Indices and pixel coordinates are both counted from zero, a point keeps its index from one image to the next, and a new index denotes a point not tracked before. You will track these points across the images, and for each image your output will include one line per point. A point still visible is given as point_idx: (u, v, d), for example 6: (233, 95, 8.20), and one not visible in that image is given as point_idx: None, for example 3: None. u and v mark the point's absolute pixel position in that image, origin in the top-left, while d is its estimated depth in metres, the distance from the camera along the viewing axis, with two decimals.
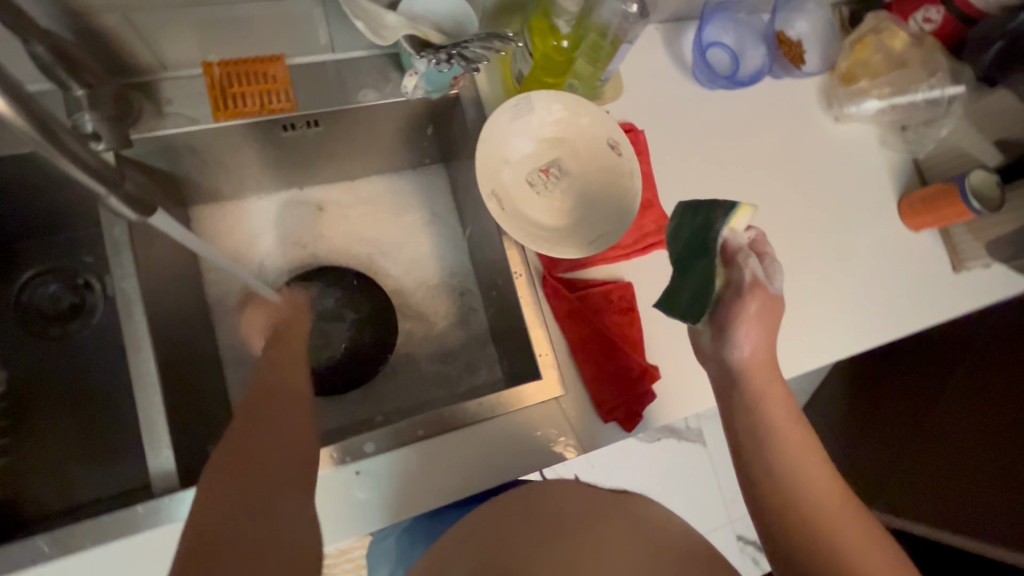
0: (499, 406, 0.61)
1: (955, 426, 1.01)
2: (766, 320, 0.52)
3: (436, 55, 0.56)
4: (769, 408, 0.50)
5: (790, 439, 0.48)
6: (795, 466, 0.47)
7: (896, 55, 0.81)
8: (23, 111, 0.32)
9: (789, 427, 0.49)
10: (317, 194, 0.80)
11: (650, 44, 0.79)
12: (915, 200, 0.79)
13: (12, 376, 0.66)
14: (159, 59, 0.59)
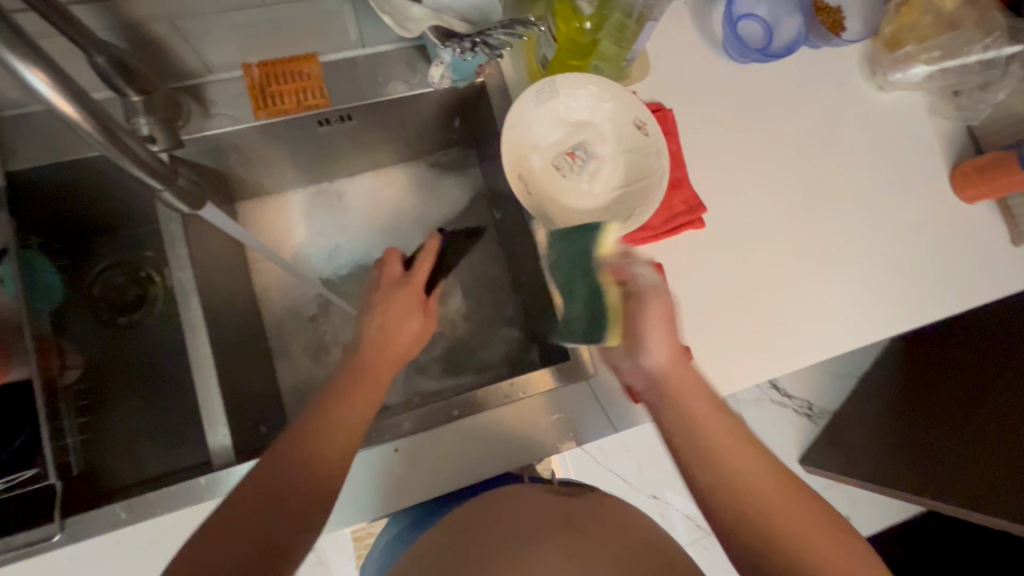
0: (530, 386, 0.63)
1: (1012, 408, 0.96)
2: (670, 321, 0.50)
3: (460, 44, 0.58)
4: (701, 413, 0.49)
5: (725, 445, 0.47)
6: (735, 471, 0.46)
7: (948, 15, 0.75)
8: (88, 114, 0.35)
9: (729, 437, 0.48)
10: (344, 185, 0.84)
11: (678, 20, 0.77)
12: (969, 169, 0.75)
13: (89, 361, 0.72)
14: (205, 64, 0.62)
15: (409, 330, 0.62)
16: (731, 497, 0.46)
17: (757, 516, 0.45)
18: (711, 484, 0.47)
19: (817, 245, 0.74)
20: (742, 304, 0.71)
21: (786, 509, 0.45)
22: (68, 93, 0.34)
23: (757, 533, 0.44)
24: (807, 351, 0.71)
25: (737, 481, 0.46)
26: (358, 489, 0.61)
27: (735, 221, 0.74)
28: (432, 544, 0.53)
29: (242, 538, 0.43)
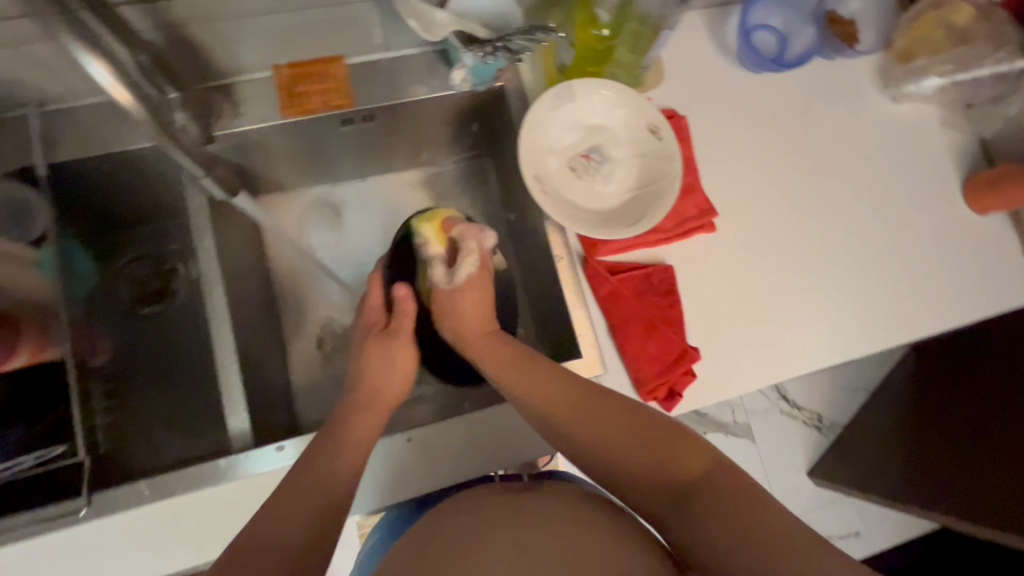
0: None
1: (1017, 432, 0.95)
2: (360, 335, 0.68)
3: (482, 48, 0.60)
4: (510, 372, 0.58)
5: (549, 400, 0.55)
6: (573, 418, 0.54)
7: (959, 29, 0.76)
8: None
9: (548, 386, 0.56)
10: (338, 196, 0.84)
11: (693, 30, 0.79)
12: (982, 182, 0.76)
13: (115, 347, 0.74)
14: (236, 64, 0.65)
15: (397, 381, 0.65)
16: (578, 431, 0.53)
17: (602, 447, 0.52)
18: (561, 431, 0.54)
19: (827, 253, 0.75)
20: (752, 309, 0.72)
21: (623, 428, 0.52)
22: None
23: (607, 458, 0.52)
24: (816, 357, 0.72)
25: (576, 432, 0.53)
26: (370, 477, 0.63)
27: (746, 227, 0.75)
28: (383, 526, 0.57)
29: (274, 549, 0.45)
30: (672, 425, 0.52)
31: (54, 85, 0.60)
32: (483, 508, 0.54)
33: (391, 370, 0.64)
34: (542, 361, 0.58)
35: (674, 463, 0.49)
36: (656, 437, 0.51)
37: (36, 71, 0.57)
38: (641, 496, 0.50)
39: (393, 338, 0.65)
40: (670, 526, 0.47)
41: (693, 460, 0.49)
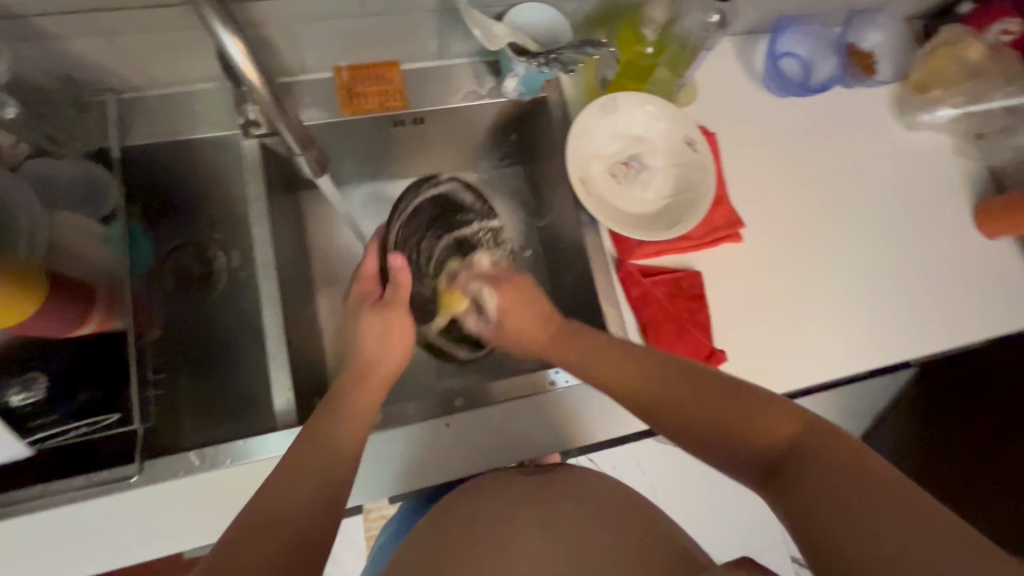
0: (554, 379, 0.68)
1: None
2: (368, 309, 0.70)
3: (535, 59, 0.64)
4: (585, 363, 0.62)
5: (632, 389, 0.58)
6: (657, 401, 0.56)
7: (970, 65, 0.82)
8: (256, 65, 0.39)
9: (626, 372, 0.59)
10: (398, 193, 0.89)
11: (722, 55, 0.84)
12: (992, 207, 0.80)
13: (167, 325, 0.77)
14: (301, 64, 0.70)
15: (393, 355, 0.67)
16: (659, 405, 0.55)
17: (686, 415, 0.53)
18: (638, 407, 0.57)
19: (846, 268, 0.79)
20: (773, 316, 0.75)
21: (707, 395, 0.53)
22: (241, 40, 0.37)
23: (696, 429, 0.53)
24: (835, 367, 0.75)
25: (666, 413, 0.55)
26: (406, 459, 0.65)
27: (769, 240, 0.79)
28: (426, 523, 0.57)
29: (274, 527, 0.45)
30: (734, 387, 0.52)
31: (132, 74, 0.64)
32: (506, 496, 0.57)
33: (389, 341, 0.68)
34: (592, 343, 0.63)
35: (758, 430, 0.49)
36: (741, 407, 0.51)
37: (120, 60, 0.62)
38: (746, 467, 0.50)
39: (387, 309, 0.69)
40: (771, 490, 0.47)
41: (782, 425, 0.48)
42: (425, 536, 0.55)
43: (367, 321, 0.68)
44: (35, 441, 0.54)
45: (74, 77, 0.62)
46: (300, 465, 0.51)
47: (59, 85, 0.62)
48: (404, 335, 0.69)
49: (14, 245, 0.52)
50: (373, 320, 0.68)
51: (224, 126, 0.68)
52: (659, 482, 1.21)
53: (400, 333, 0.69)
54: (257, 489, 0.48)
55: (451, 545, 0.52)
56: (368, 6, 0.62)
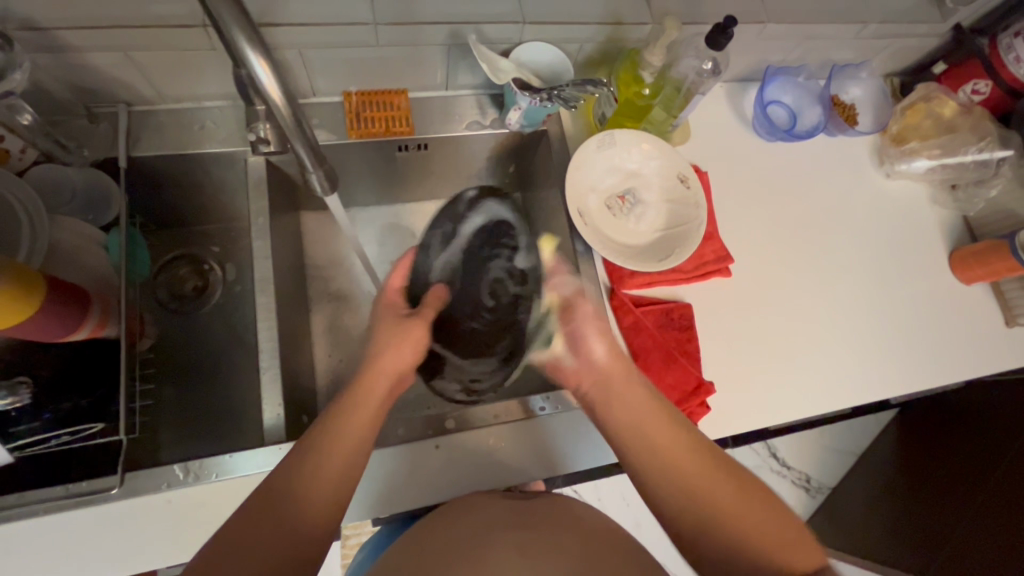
0: (538, 406, 0.69)
1: (995, 501, 1.01)
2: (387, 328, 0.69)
3: (539, 94, 0.68)
4: (645, 426, 0.59)
5: (673, 454, 0.56)
6: (684, 484, 0.55)
7: (945, 121, 0.87)
8: (281, 85, 0.40)
9: (671, 443, 0.57)
10: (406, 218, 0.91)
11: (715, 100, 0.88)
12: (966, 254, 0.84)
13: (160, 333, 0.76)
14: (312, 87, 0.72)
15: (407, 358, 0.66)
16: (676, 489, 0.55)
17: (705, 511, 0.53)
18: (660, 489, 0.56)
19: (830, 307, 0.82)
20: (760, 350, 0.77)
21: (743, 502, 0.53)
22: (269, 63, 0.38)
23: (717, 534, 0.52)
24: (818, 402, 0.77)
25: (677, 495, 0.55)
26: (395, 480, 0.65)
27: (757, 277, 0.81)
28: (427, 522, 0.60)
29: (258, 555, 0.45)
30: (763, 492, 0.54)
31: (146, 89, 0.66)
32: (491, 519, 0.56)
33: (397, 342, 0.66)
34: (666, 407, 0.60)
35: (784, 553, 0.50)
36: (773, 527, 0.52)
37: (137, 75, 0.63)
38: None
39: (410, 317, 0.69)
40: None
41: (811, 557, 0.50)
42: (403, 561, 0.54)
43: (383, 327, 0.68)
44: (15, 450, 0.53)
45: (89, 89, 0.64)
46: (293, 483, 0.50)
47: (74, 95, 0.64)
48: (417, 345, 0.67)
49: (14, 254, 0.53)
50: (391, 330, 0.67)
51: (233, 142, 0.69)
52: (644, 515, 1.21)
53: (415, 338, 0.67)
54: (237, 512, 0.47)
55: (439, 541, 0.55)
56: (382, 36, 0.65)
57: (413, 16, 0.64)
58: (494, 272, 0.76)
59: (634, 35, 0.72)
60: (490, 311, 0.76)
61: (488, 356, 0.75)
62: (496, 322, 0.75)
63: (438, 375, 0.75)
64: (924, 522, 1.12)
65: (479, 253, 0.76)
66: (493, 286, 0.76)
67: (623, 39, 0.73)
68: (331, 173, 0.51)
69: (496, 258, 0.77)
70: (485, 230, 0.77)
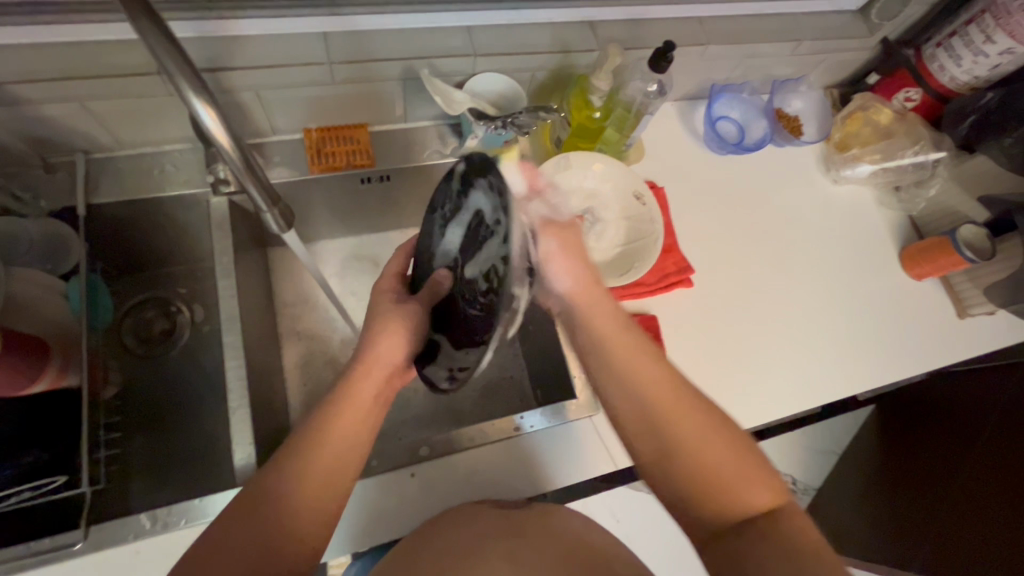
0: (528, 424, 0.70)
1: (969, 491, 1.03)
2: (390, 325, 0.60)
3: (494, 122, 0.71)
4: (622, 361, 0.56)
5: (645, 378, 0.55)
6: (659, 406, 0.54)
7: (883, 128, 0.92)
8: (231, 131, 0.41)
9: (649, 374, 0.55)
10: (376, 249, 0.92)
11: (667, 119, 0.92)
12: (914, 252, 0.88)
13: (124, 380, 0.75)
14: (272, 126, 0.73)
15: (396, 345, 0.60)
16: (649, 413, 0.54)
17: (670, 444, 0.53)
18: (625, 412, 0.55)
19: (789, 312, 0.85)
20: (723, 358, 0.80)
21: (714, 438, 0.53)
22: (218, 114, 0.39)
23: (676, 466, 0.53)
24: (785, 403, 0.79)
25: (646, 416, 0.54)
26: (371, 512, 0.65)
27: (716, 286, 0.84)
28: (419, 530, 0.61)
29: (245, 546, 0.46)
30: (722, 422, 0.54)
31: (102, 136, 0.66)
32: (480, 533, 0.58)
33: (390, 329, 0.60)
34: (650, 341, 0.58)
35: (737, 501, 0.51)
36: (733, 461, 0.52)
37: (95, 125, 0.64)
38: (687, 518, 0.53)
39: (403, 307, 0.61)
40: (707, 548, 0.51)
41: (763, 495, 0.51)
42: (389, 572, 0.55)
43: (376, 315, 0.61)
44: None
45: (46, 140, 0.64)
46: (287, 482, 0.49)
47: (29, 146, 0.64)
48: (409, 338, 0.60)
49: None
50: (377, 321, 0.61)
51: (194, 184, 0.70)
52: None
53: (410, 326, 0.61)
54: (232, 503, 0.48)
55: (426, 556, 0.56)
56: (337, 74, 0.67)
57: (366, 54, 0.66)
58: (483, 259, 0.51)
59: (581, 62, 0.76)
60: (486, 297, 0.52)
61: (479, 344, 0.52)
62: (489, 310, 0.51)
63: (431, 361, 0.61)
64: (908, 514, 1.14)
65: (478, 238, 0.53)
66: (489, 267, 0.51)
67: (572, 67, 0.76)
68: (287, 211, 0.52)
69: (489, 241, 0.51)
70: (472, 218, 0.53)
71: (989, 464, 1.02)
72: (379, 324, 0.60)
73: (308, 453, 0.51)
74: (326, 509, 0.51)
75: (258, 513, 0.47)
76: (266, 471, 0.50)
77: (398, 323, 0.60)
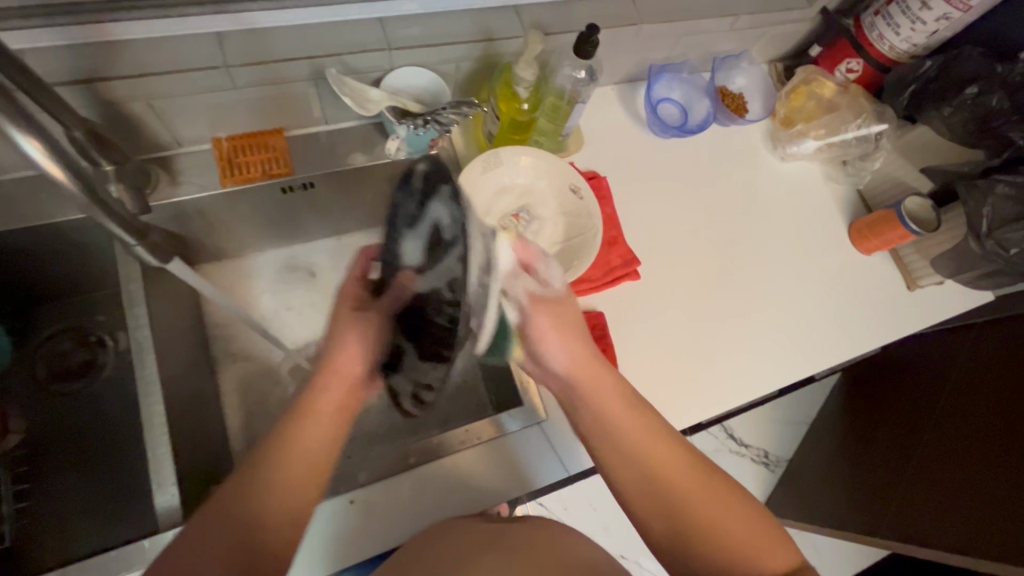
0: (477, 435, 0.69)
1: (930, 455, 1.04)
2: (363, 330, 0.60)
3: (414, 121, 0.66)
4: (627, 440, 0.57)
5: (646, 451, 0.56)
6: (660, 480, 0.55)
7: (827, 101, 0.90)
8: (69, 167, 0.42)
9: (652, 445, 0.56)
10: (312, 260, 0.87)
11: (607, 104, 0.89)
12: (862, 226, 0.87)
13: (32, 423, 0.71)
14: (176, 138, 0.68)
15: (363, 356, 0.60)
16: (651, 494, 0.55)
17: (688, 517, 0.54)
18: (636, 496, 0.56)
19: (742, 298, 0.83)
20: (676, 351, 0.78)
21: (718, 502, 0.54)
22: (54, 155, 0.41)
23: (696, 540, 0.53)
24: (740, 390, 0.78)
25: (655, 493, 0.55)
26: (311, 542, 0.62)
27: (666, 277, 0.82)
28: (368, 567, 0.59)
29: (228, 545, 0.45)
30: (712, 475, 0.56)
31: None
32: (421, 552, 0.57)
33: (354, 338, 0.59)
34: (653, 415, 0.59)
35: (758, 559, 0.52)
36: (746, 525, 0.54)
37: None
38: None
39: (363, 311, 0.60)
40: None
41: (780, 558, 0.53)
42: None
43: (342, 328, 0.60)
44: None
45: None
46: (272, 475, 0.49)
47: None
48: (371, 346, 0.60)
49: None
50: (345, 328, 0.60)
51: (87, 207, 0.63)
52: (613, 517, 1.21)
53: (370, 332, 0.60)
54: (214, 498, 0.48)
55: None
56: (238, 77, 0.61)
57: (267, 55, 0.61)
58: (435, 278, 0.59)
59: (507, 50, 0.72)
60: (446, 314, 0.60)
61: (446, 359, 0.61)
62: (450, 329, 0.60)
63: (394, 370, 0.64)
64: (875, 479, 1.15)
65: (437, 253, 0.58)
66: (445, 286, 0.59)
67: (498, 55, 0.72)
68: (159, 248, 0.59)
69: (444, 260, 0.58)
70: (425, 230, 0.59)
71: (950, 427, 1.03)
72: (342, 331, 0.60)
73: (274, 466, 0.50)
74: (302, 506, 0.50)
75: (215, 534, 0.46)
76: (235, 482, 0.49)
77: (364, 328, 0.60)
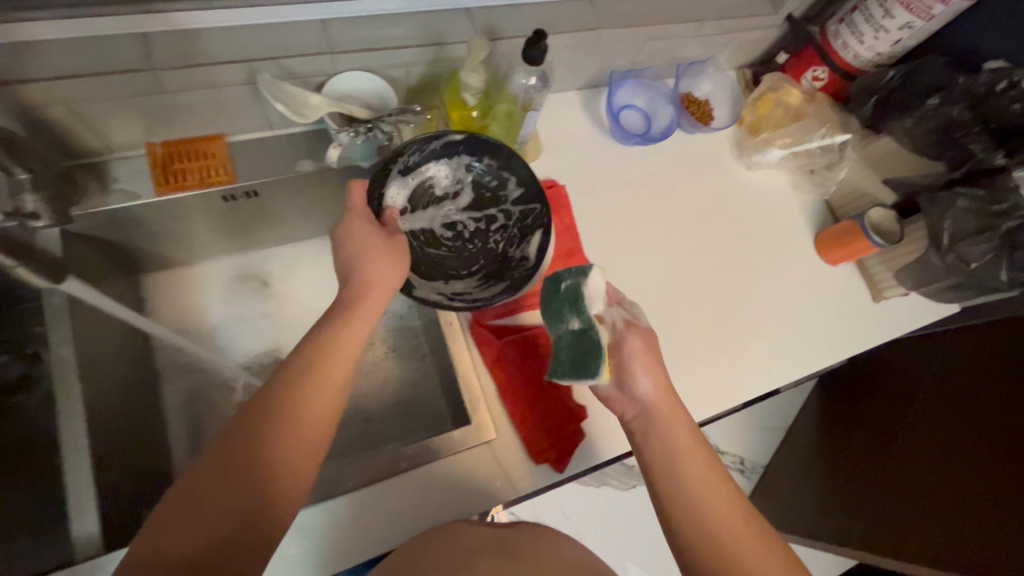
0: (423, 456, 0.65)
1: (903, 466, 1.02)
2: (391, 256, 0.58)
3: (355, 128, 0.64)
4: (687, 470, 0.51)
5: (709, 490, 0.50)
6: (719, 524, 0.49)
7: (793, 109, 0.87)
8: None
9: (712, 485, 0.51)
10: (264, 268, 0.84)
11: (571, 110, 0.87)
12: (828, 237, 0.85)
13: None
14: (108, 143, 0.65)
15: (388, 275, 0.57)
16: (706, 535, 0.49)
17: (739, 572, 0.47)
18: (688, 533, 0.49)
19: (706, 309, 0.81)
20: None
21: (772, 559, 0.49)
22: None
23: None
24: (702, 406, 0.76)
25: (713, 535, 0.49)
26: None
27: (627, 289, 0.80)
28: None
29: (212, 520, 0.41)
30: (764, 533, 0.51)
31: None
32: None
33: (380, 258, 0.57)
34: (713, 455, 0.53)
35: None
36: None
37: None
38: None
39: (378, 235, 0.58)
40: None
41: None
42: None
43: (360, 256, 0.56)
44: None
45: None
46: (263, 442, 0.44)
47: None
48: (401, 262, 0.59)
49: None
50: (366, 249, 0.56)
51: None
52: (585, 527, 1.19)
53: (396, 256, 0.58)
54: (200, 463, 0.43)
55: None
56: (166, 82, 0.58)
57: (196, 58, 0.58)
58: (435, 218, 0.72)
59: (458, 54, 0.69)
60: (454, 242, 0.73)
61: (465, 277, 0.72)
62: (459, 253, 0.73)
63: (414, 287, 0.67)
64: (854, 489, 1.12)
65: (430, 200, 0.72)
66: (454, 223, 0.73)
67: (449, 60, 0.69)
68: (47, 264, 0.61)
69: (447, 205, 0.72)
70: (437, 172, 0.70)
71: (919, 437, 1.01)
72: (371, 249, 0.57)
73: (270, 428, 0.45)
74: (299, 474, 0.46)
75: (208, 503, 0.41)
76: (228, 443, 0.44)
77: (395, 249, 0.59)
